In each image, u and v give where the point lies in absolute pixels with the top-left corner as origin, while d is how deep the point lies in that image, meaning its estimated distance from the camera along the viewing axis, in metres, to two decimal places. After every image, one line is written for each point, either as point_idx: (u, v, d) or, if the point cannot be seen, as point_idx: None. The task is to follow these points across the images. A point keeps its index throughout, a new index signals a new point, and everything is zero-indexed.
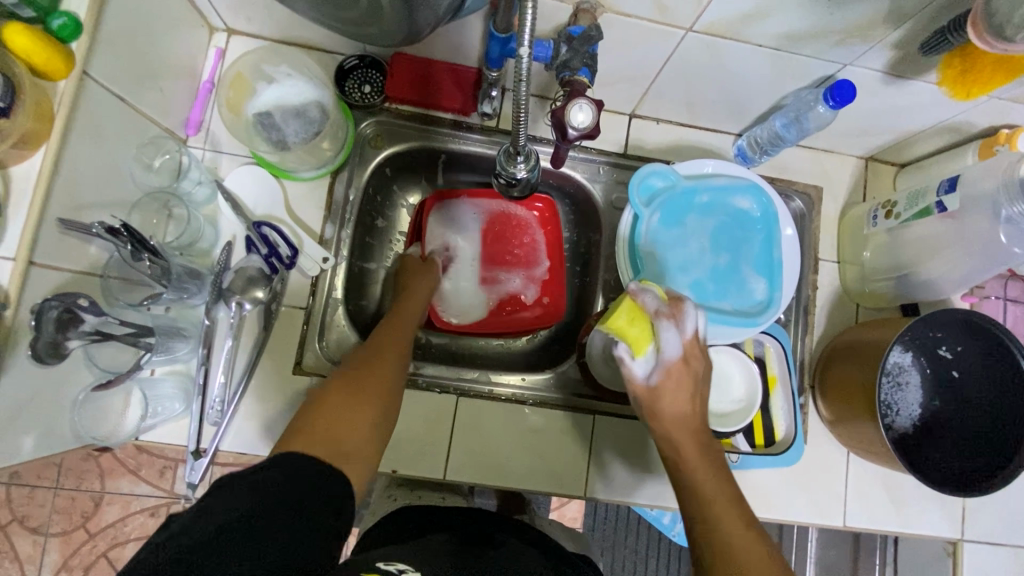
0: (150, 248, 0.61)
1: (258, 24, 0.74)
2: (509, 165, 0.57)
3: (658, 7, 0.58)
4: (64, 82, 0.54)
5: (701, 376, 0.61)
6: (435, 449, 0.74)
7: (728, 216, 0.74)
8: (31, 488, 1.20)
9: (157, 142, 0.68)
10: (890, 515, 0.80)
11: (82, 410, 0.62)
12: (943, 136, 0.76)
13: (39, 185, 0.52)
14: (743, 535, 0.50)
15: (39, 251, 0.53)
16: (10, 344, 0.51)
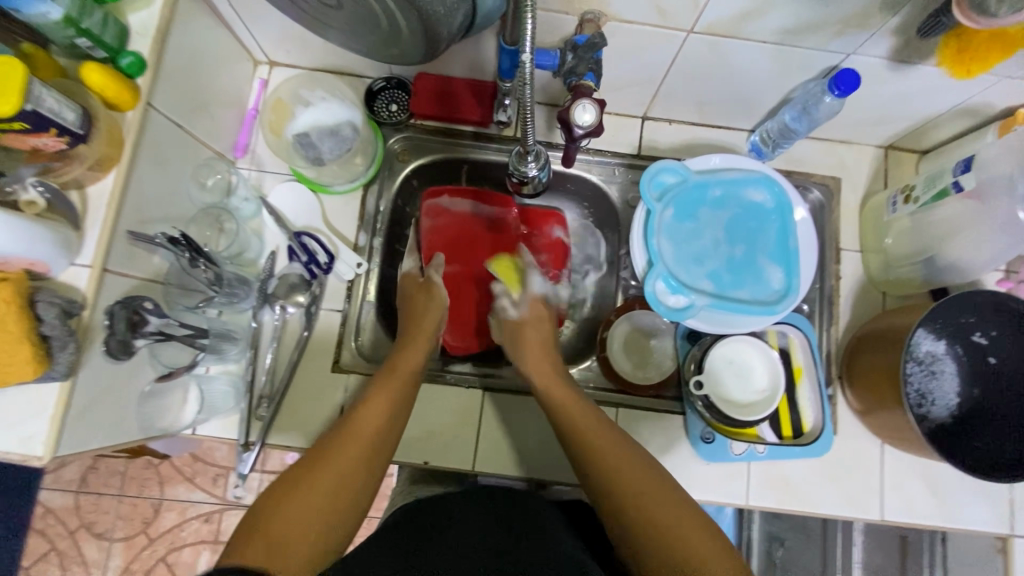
0: (201, 254, 0.69)
1: (296, 55, 0.82)
2: (521, 165, 0.67)
3: (658, 12, 0.62)
4: (131, 112, 0.62)
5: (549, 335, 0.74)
6: (463, 442, 0.78)
7: (742, 209, 0.75)
8: (99, 495, 1.31)
9: (210, 163, 0.76)
10: (931, 509, 0.78)
11: (148, 403, 0.69)
12: (961, 120, 0.76)
13: (111, 202, 0.60)
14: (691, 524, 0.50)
15: (112, 260, 0.60)
16: (87, 340, 0.58)
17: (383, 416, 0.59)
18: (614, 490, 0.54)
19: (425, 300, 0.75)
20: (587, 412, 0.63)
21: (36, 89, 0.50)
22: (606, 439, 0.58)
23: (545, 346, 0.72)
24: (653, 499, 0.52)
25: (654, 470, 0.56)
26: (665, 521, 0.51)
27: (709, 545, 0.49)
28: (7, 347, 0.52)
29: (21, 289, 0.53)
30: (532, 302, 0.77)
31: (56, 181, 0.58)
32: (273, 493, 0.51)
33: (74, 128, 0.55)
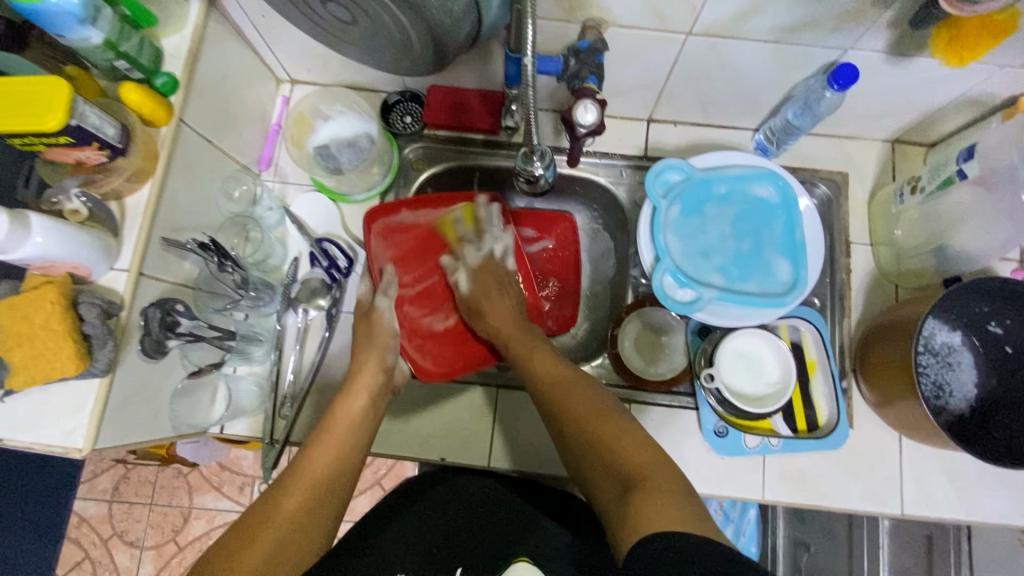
0: (235, 262, 0.73)
1: (316, 72, 0.87)
2: (527, 165, 0.70)
3: (656, 16, 0.65)
4: (164, 128, 0.67)
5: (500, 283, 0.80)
6: (479, 439, 0.79)
7: (747, 204, 0.77)
8: (131, 504, 1.36)
9: (236, 176, 0.81)
10: (953, 501, 0.77)
11: (179, 401, 0.73)
12: (966, 110, 0.76)
13: (146, 211, 0.64)
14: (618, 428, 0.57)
15: (148, 265, 0.65)
16: (124, 339, 0.62)
17: (314, 480, 0.62)
18: (569, 420, 0.60)
19: (366, 343, 0.76)
20: (549, 357, 0.68)
21: (80, 106, 0.55)
22: (566, 378, 0.64)
23: (506, 300, 0.78)
24: (597, 421, 0.58)
25: (603, 399, 0.61)
26: (609, 440, 0.56)
27: (647, 456, 0.53)
28: (52, 345, 0.56)
29: (65, 290, 0.58)
30: (478, 266, 0.81)
31: (97, 192, 0.62)
32: (219, 551, 0.53)
33: (113, 141, 0.60)
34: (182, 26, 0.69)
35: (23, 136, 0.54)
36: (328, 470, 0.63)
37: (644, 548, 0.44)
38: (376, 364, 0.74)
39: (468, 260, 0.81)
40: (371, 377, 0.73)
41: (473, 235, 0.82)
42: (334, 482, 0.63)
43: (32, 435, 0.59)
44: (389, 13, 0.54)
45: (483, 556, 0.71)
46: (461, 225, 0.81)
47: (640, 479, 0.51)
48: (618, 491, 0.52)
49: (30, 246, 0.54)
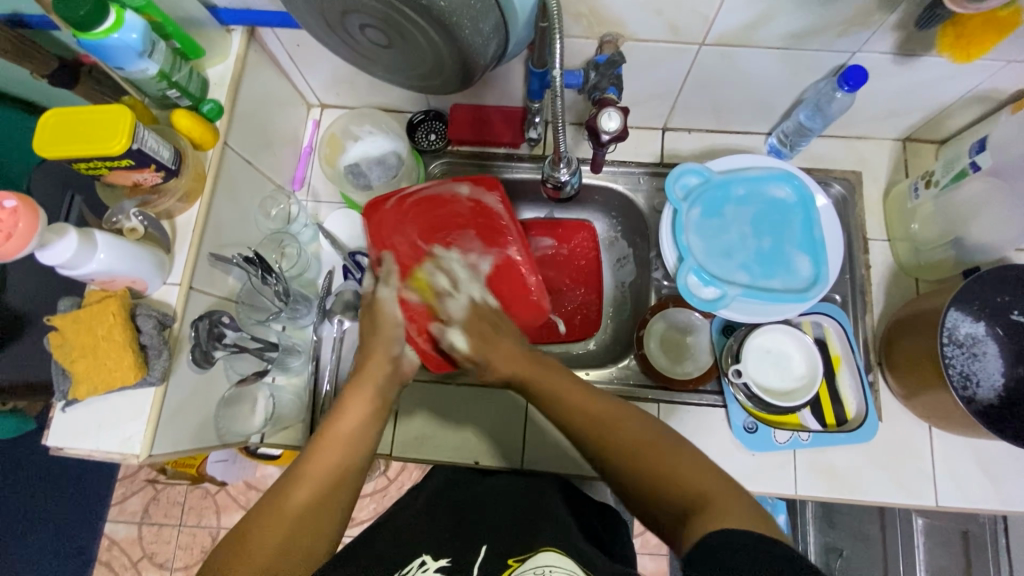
0: (275, 274, 0.75)
1: (345, 96, 0.92)
2: (554, 170, 0.74)
3: (670, 29, 0.69)
4: (211, 150, 0.71)
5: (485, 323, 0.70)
6: (512, 441, 0.82)
7: (766, 204, 0.79)
8: (160, 526, 1.37)
9: (274, 196, 0.84)
10: (988, 491, 0.77)
11: (224, 410, 0.76)
12: (974, 106, 0.79)
13: (195, 228, 0.68)
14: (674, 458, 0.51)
15: (197, 278, 0.68)
16: (177, 349, 0.65)
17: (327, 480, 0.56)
18: (613, 449, 0.54)
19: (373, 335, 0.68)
20: (574, 386, 0.61)
21: (141, 131, 0.60)
22: (600, 408, 0.58)
23: (507, 345, 0.68)
24: (643, 446, 0.53)
25: (646, 424, 0.56)
26: (667, 466, 0.51)
27: (709, 479, 0.49)
28: (113, 355, 0.60)
29: (125, 303, 0.62)
30: (471, 310, 0.71)
31: (152, 212, 0.67)
32: (218, 559, 0.49)
33: (168, 163, 0.64)
34: (226, 57, 0.75)
35: (89, 159, 0.59)
36: (338, 468, 0.58)
37: (721, 565, 0.40)
38: (383, 359, 0.67)
39: (453, 315, 0.70)
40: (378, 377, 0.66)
41: (445, 285, 0.72)
42: (339, 482, 0.56)
43: (93, 442, 0.63)
44: (424, 35, 0.57)
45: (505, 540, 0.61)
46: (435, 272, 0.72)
47: (704, 504, 0.47)
48: (674, 518, 0.48)
49: (95, 263, 0.58)
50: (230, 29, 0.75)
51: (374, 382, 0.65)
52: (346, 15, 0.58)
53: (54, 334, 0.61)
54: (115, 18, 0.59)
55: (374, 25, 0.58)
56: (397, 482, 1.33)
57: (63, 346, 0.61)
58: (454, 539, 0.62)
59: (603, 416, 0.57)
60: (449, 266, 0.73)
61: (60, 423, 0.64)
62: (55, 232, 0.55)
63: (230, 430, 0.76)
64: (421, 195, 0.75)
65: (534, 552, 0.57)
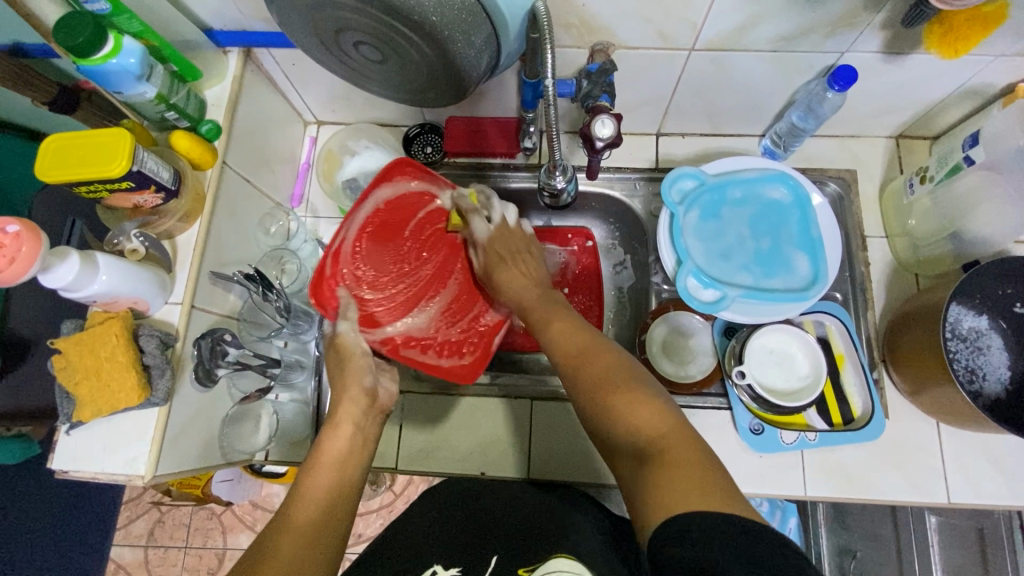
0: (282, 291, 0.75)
1: (341, 112, 0.93)
2: (550, 178, 0.75)
3: (660, 36, 0.70)
4: (210, 170, 0.72)
5: (513, 250, 0.74)
6: (518, 451, 0.81)
7: (762, 205, 0.79)
8: (166, 549, 1.36)
9: (272, 213, 0.85)
10: (1000, 486, 0.76)
11: (228, 427, 0.75)
12: (965, 102, 0.79)
13: (196, 246, 0.69)
14: (630, 398, 0.50)
15: (199, 297, 0.69)
16: (179, 368, 0.65)
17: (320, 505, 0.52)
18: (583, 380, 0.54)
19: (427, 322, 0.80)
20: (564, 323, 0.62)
21: (141, 153, 0.61)
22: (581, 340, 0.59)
23: (526, 266, 0.72)
24: (616, 384, 0.52)
25: (615, 362, 0.55)
26: (619, 408, 0.50)
27: (670, 425, 0.48)
28: (117, 376, 0.60)
29: (128, 324, 0.62)
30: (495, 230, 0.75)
31: (153, 233, 0.68)
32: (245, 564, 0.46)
33: (168, 184, 0.65)
34: (223, 78, 0.76)
35: (90, 183, 0.60)
36: (329, 495, 0.53)
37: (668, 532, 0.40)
38: (356, 387, 0.64)
39: (479, 234, 0.75)
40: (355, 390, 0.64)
41: (482, 206, 0.76)
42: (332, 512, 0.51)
43: (98, 465, 0.63)
44: (417, 49, 0.58)
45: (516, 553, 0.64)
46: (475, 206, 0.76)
47: (662, 458, 0.45)
48: (629, 461, 0.48)
49: (97, 284, 0.58)
50: (226, 50, 0.76)
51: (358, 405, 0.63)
52: (339, 33, 0.59)
53: (56, 358, 0.62)
54: (113, 44, 0.60)
55: (368, 42, 0.59)
56: (403, 497, 1.33)
57: (67, 369, 0.61)
58: (466, 550, 0.65)
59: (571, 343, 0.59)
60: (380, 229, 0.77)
61: (65, 445, 0.64)
62: (58, 255, 0.55)
63: (233, 448, 0.76)
64: (348, 244, 0.74)
65: (542, 562, 0.60)
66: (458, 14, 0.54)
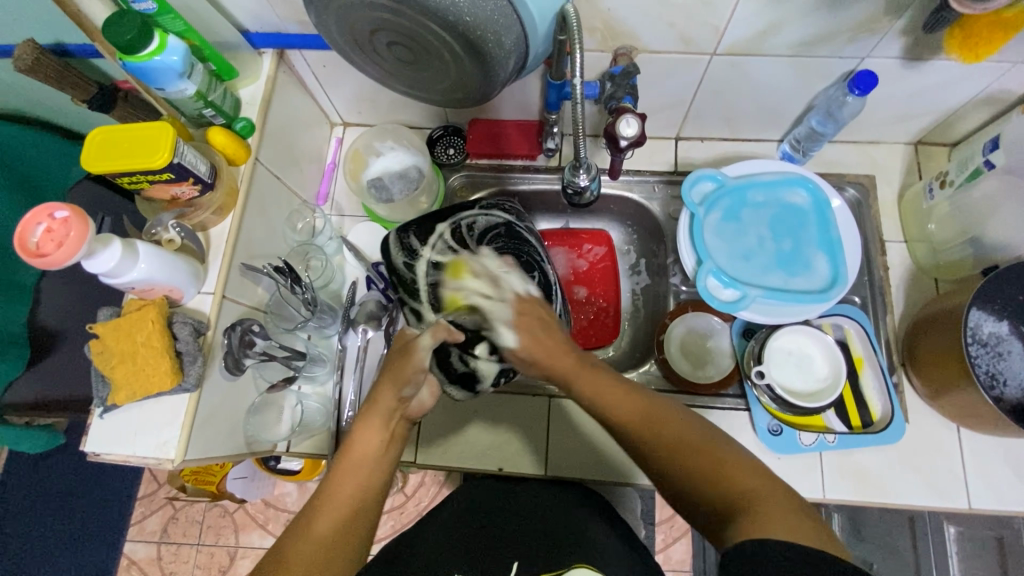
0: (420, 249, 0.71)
1: (367, 114, 0.95)
2: (574, 176, 0.77)
3: (682, 41, 0.71)
4: (243, 165, 0.74)
5: (529, 312, 0.63)
6: (536, 446, 0.82)
7: (783, 208, 0.80)
8: (178, 545, 1.36)
9: (300, 210, 0.87)
10: (1021, 492, 0.75)
11: (253, 415, 0.77)
12: (985, 109, 0.80)
13: (229, 239, 0.71)
14: (726, 458, 0.50)
15: (229, 288, 0.71)
16: (210, 356, 0.67)
17: (334, 528, 0.52)
18: (661, 452, 0.51)
19: (399, 360, 0.58)
20: (605, 378, 0.57)
21: (181, 146, 0.63)
22: (636, 404, 0.54)
23: (540, 329, 0.61)
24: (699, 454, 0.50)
25: (682, 422, 0.53)
26: (710, 468, 0.49)
27: (761, 480, 0.48)
28: (152, 361, 0.62)
29: (163, 310, 0.64)
30: (516, 309, 0.63)
31: (188, 223, 0.70)
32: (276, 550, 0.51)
33: (205, 177, 0.67)
34: (258, 77, 0.79)
35: (132, 173, 0.62)
36: (354, 497, 0.54)
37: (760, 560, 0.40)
38: (388, 397, 0.58)
39: (495, 308, 0.64)
40: (384, 414, 0.58)
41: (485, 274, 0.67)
42: (353, 522, 0.53)
43: (129, 448, 0.65)
44: (448, 49, 0.59)
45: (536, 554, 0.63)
46: (468, 287, 0.67)
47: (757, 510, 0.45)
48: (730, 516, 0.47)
49: (136, 272, 0.61)
50: (261, 52, 0.79)
51: (374, 447, 0.57)
52: (374, 33, 0.61)
53: (93, 342, 0.64)
54: (158, 42, 0.63)
55: (402, 42, 0.61)
56: (414, 499, 1.33)
57: (104, 354, 0.63)
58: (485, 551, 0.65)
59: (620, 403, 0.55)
60: (480, 269, 0.68)
61: (99, 428, 0.66)
62: (101, 242, 0.57)
63: (258, 437, 0.77)
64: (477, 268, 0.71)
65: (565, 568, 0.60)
66: (490, 15, 0.55)
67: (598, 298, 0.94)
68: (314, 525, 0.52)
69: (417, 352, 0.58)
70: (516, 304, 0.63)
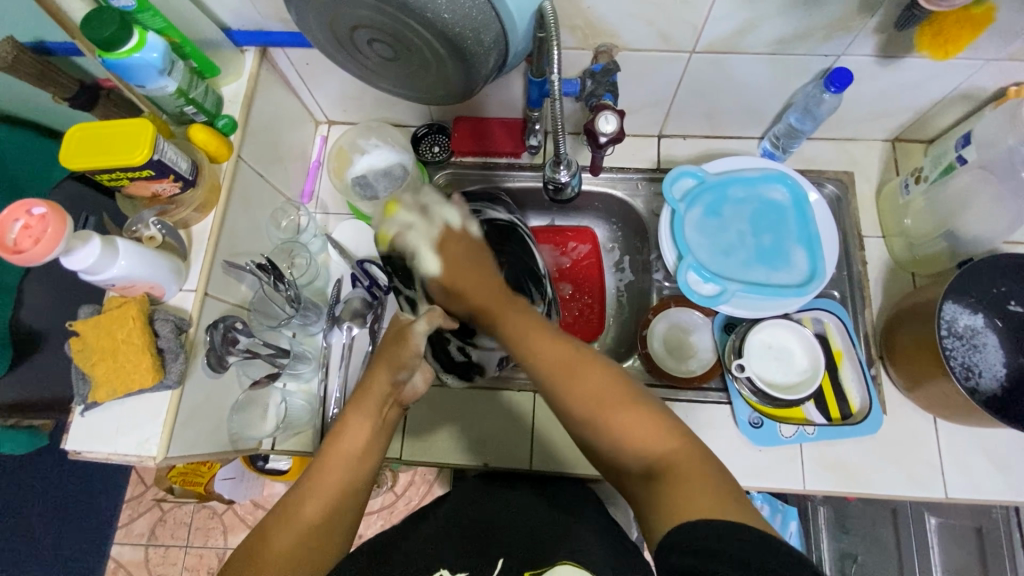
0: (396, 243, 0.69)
1: (351, 112, 0.96)
2: (554, 173, 0.77)
3: (661, 38, 0.72)
4: (225, 163, 0.75)
5: (464, 254, 0.61)
6: (521, 442, 0.83)
7: (763, 204, 0.82)
8: (166, 547, 1.35)
9: (284, 208, 0.87)
10: (996, 481, 0.77)
11: (237, 413, 0.77)
12: (959, 105, 0.82)
13: (211, 236, 0.71)
14: (636, 416, 0.49)
15: (212, 285, 0.71)
16: (192, 353, 0.67)
17: (322, 513, 0.53)
18: (581, 409, 0.51)
19: (397, 347, 0.58)
20: (525, 319, 0.57)
21: (161, 143, 0.63)
22: (560, 353, 0.53)
23: (482, 275, 0.61)
24: (613, 411, 0.50)
25: (601, 374, 0.52)
26: (623, 429, 0.49)
27: (672, 445, 0.48)
28: (132, 358, 0.62)
29: (144, 307, 0.64)
30: (440, 236, 0.62)
31: (170, 221, 0.70)
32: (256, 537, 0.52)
33: (186, 174, 0.68)
34: (240, 75, 0.79)
35: (113, 170, 0.62)
36: (344, 485, 0.54)
37: (675, 540, 0.41)
38: (383, 382, 0.57)
39: (426, 237, 0.63)
40: (377, 400, 0.57)
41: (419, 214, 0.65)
42: (341, 506, 0.54)
43: (111, 446, 0.64)
44: (429, 46, 0.60)
45: (527, 549, 0.63)
46: (399, 219, 0.65)
47: (665, 468, 0.47)
48: (639, 477, 0.48)
49: (116, 269, 0.60)
50: (244, 49, 0.79)
51: (365, 428, 0.57)
52: (354, 30, 0.61)
53: (73, 340, 0.64)
54: (138, 39, 0.63)
55: (381, 39, 0.61)
56: (403, 498, 1.33)
57: (84, 351, 0.63)
58: (475, 548, 0.63)
59: (538, 342, 0.55)
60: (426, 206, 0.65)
61: (79, 427, 0.66)
62: (80, 238, 0.57)
63: (243, 434, 0.77)
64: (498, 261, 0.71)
65: (551, 566, 0.59)
66: (469, 12, 0.56)
67: (584, 294, 0.95)
68: (298, 511, 0.52)
69: (413, 337, 0.58)
70: (442, 234, 0.62)
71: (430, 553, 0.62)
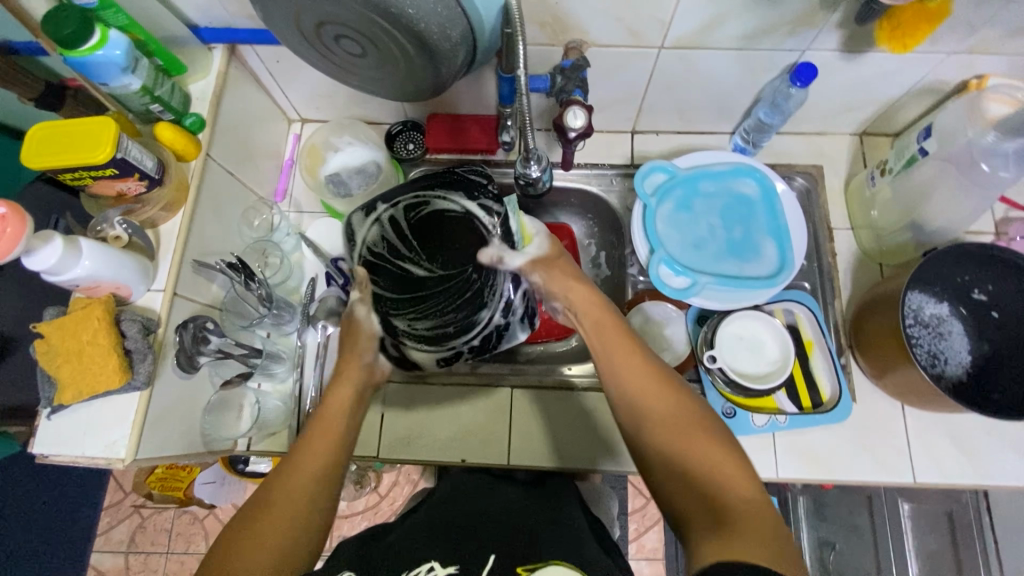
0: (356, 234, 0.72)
1: (324, 110, 0.95)
2: (525, 168, 0.77)
3: (630, 34, 0.73)
4: (194, 162, 0.74)
5: (564, 275, 0.66)
6: (497, 437, 0.82)
7: (733, 198, 0.83)
8: (147, 554, 1.34)
9: (256, 206, 0.86)
10: (963, 465, 0.79)
11: (209, 414, 0.76)
12: (922, 99, 0.84)
13: (178, 236, 0.70)
14: (715, 453, 0.50)
15: (181, 285, 0.70)
16: (161, 354, 0.66)
17: (319, 468, 0.56)
18: (665, 435, 0.53)
19: (350, 346, 0.67)
20: (627, 347, 0.59)
21: (124, 141, 0.62)
22: (654, 377, 0.57)
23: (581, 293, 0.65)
24: (697, 448, 0.51)
25: (691, 408, 0.55)
26: (702, 463, 0.50)
27: (751, 493, 0.48)
28: (98, 359, 0.61)
29: (109, 308, 0.63)
30: (540, 259, 0.66)
31: (136, 220, 0.69)
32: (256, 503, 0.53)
33: (152, 173, 0.67)
34: (207, 73, 0.78)
35: (77, 169, 0.61)
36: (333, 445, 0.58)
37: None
38: (356, 367, 0.66)
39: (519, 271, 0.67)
40: (355, 378, 0.65)
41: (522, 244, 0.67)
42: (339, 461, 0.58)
43: (79, 450, 0.63)
44: (396, 42, 0.60)
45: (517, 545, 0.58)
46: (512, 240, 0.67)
47: (733, 518, 0.45)
48: (706, 525, 0.46)
49: (79, 268, 0.59)
50: (212, 47, 0.78)
51: (337, 421, 0.61)
52: (321, 26, 0.61)
53: (38, 343, 0.62)
54: (99, 36, 0.62)
55: (349, 35, 0.61)
56: (387, 497, 1.32)
57: (50, 353, 0.62)
58: (463, 540, 0.59)
59: (631, 368, 0.57)
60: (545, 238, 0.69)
61: (46, 431, 0.64)
62: (41, 238, 0.56)
63: (216, 436, 0.77)
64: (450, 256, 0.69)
65: (545, 563, 0.55)
66: (434, 8, 0.56)
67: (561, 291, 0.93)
68: (301, 466, 0.55)
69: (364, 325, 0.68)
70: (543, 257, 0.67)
71: (416, 548, 0.58)
